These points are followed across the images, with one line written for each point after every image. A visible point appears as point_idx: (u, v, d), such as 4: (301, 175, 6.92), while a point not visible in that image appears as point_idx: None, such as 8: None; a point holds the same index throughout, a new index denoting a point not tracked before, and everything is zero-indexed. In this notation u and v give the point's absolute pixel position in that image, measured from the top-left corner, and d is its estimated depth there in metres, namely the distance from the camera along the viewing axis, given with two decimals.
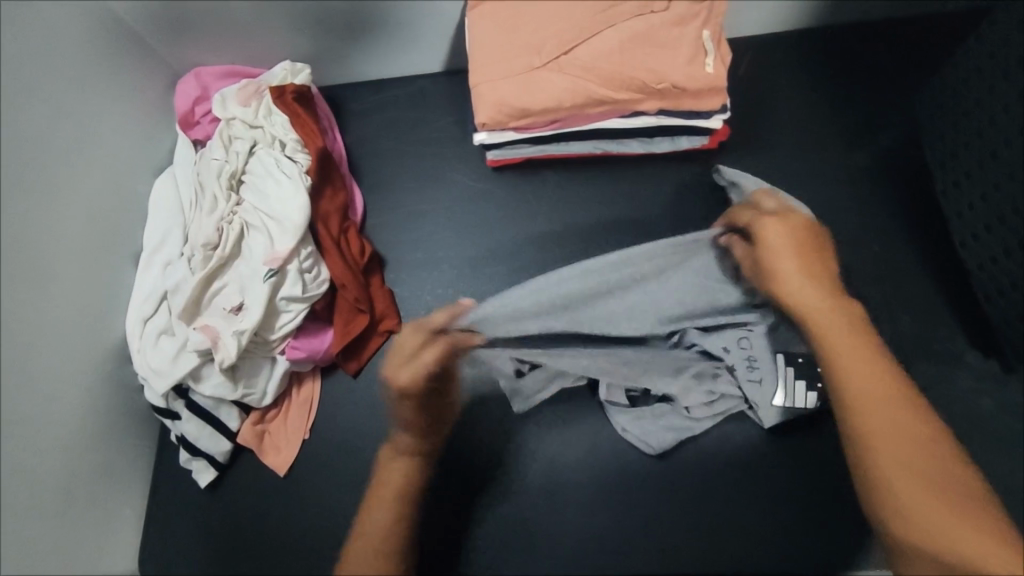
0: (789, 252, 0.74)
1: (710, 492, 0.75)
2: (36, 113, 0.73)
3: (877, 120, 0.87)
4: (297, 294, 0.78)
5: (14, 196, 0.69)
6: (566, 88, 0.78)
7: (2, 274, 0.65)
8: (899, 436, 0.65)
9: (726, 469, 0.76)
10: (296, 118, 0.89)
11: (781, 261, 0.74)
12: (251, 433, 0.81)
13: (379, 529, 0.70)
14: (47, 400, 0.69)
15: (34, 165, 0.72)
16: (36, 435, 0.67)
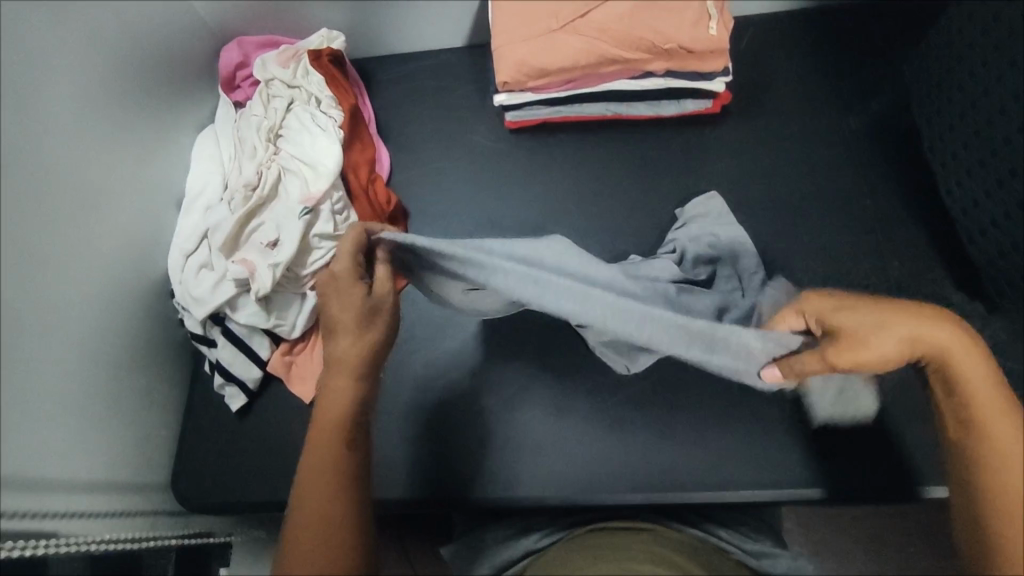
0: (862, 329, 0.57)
1: (705, 421, 0.83)
2: (96, 63, 0.81)
3: (871, 87, 0.93)
4: (329, 232, 0.86)
5: (71, 132, 0.76)
6: (580, 49, 0.86)
7: (55, 198, 0.72)
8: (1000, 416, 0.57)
9: (721, 401, 0.84)
10: (331, 79, 0.97)
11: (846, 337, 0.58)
12: (279, 363, 0.87)
13: (327, 468, 0.58)
14: (90, 318, 0.76)
15: (88, 107, 0.79)
16: (77, 347, 0.73)
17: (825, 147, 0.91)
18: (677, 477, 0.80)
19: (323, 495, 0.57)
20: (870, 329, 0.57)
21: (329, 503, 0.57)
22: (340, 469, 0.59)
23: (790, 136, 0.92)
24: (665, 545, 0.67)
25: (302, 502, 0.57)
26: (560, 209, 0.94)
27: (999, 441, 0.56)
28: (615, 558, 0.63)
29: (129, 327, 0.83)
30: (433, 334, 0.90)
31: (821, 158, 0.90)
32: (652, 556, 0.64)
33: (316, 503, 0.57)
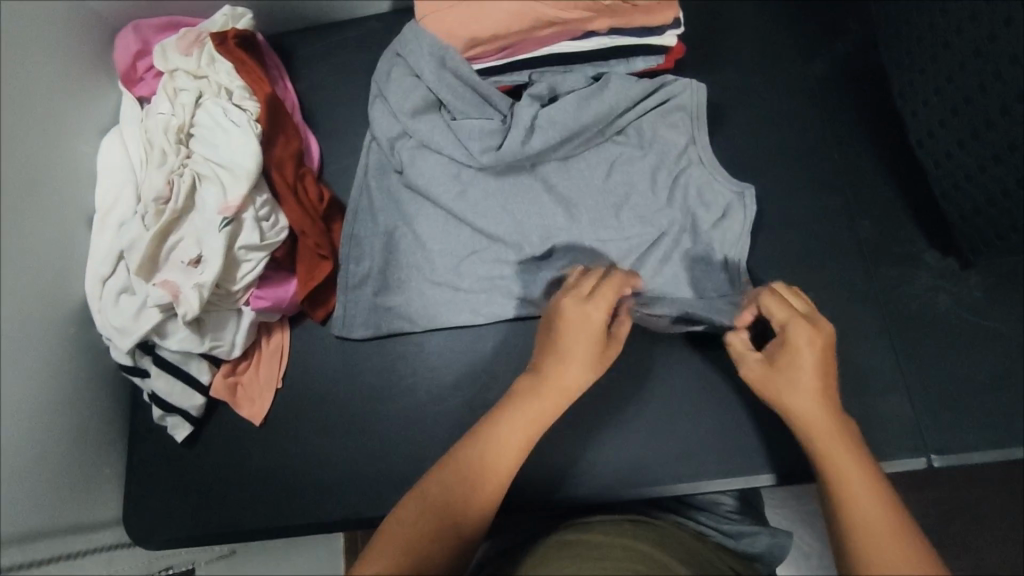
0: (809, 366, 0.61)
1: (679, 407, 0.76)
2: None
3: (833, 28, 0.87)
4: (256, 242, 0.78)
5: None
6: (514, 12, 0.79)
7: None
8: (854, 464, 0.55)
9: (693, 383, 0.77)
10: (241, 65, 0.87)
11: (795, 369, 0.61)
12: (223, 385, 0.81)
13: (471, 467, 0.57)
14: (15, 360, 0.69)
15: None
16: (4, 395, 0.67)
17: (788, 99, 0.83)
18: (655, 470, 0.74)
19: (459, 479, 0.57)
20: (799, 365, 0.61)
21: (444, 501, 0.55)
22: (473, 481, 0.57)
23: (751, 86, 0.84)
24: (637, 540, 0.58)
25: (443, 469, 0.57)
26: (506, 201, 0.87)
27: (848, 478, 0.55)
28: (597, 562, 0.52)
29: (53, 361, 0.76)
30: (376, 342, 0.83)
31: (786, 110, 0.83)
32: (630, 554, 0.54)
33: (437, 488, 0.56)
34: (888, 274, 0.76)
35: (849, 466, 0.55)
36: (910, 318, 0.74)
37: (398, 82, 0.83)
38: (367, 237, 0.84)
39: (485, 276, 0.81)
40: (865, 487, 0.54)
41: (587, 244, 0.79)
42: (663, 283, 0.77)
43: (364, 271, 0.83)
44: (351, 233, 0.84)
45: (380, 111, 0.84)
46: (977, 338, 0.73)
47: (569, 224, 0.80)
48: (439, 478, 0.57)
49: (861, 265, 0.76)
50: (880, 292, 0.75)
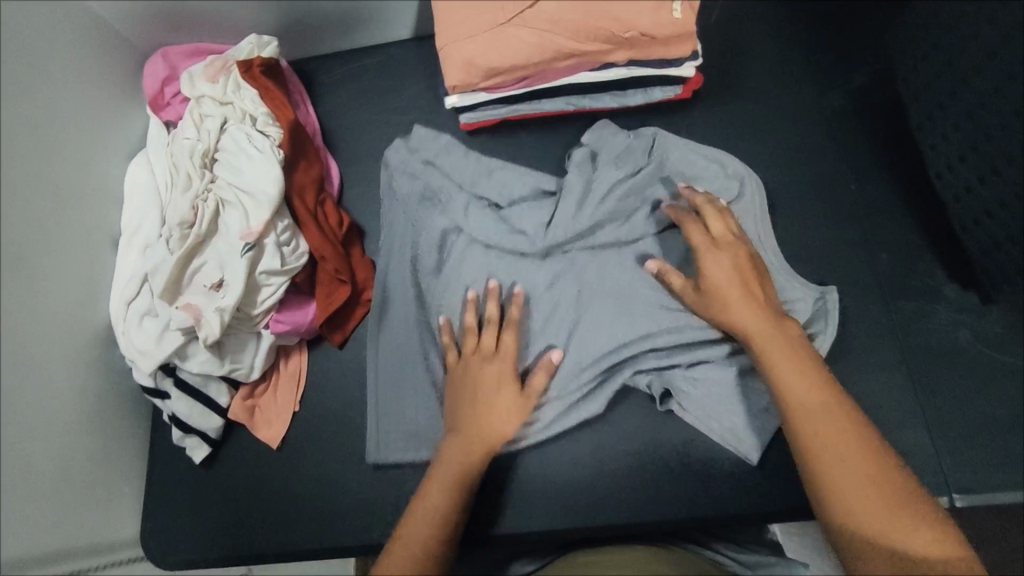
0: (733, 285, 0.69)
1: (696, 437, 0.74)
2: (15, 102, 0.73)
3: (851, 59, 0.87)
4: (276, 267, 0.79)
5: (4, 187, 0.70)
6: (534, 44, 0.77)
7: None
8: (796, 373, 0.62)
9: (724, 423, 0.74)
10: (266, 92, 0.89)
11: (724, 292, 0.69)
12: (241, 409, 0.82)
13: (436, 507, 0.63)
14: (41, 386, 0.71)
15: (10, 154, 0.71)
16: (31, 420, 0.68)
17: (805, 130, 0.84)
18: (669, 503, 0.73)
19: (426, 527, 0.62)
20: (727, 296, 0.69)
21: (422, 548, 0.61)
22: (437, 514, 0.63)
23: (768, 117, 0.85)
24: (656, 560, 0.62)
25: (407, 528, 0.62)
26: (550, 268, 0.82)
27: (788, 387, 0.61)
28: None
29: (74, 380, 0.77)
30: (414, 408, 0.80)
31: (802, 142, 0.83)
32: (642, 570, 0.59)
33: (417, 539, 0.61)
34: (908, 308, 0.75)
35: (815, 409, 0.59)
36: (930, 353, 0.74)
37: (444, 149, 0.87)
38: (400, 293, 0.82)
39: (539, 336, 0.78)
40: (803, 392, 0.60)
41: (631, 318, 0.77)
42: (705, 352, 0.75)
43: (397, 328, 0.82)
44: (385, 291, 0.83)
45: (421, 165, 0.86)
46: (998, 375, 0.73)
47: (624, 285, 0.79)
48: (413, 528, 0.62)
49: (878, 298, 0.76)
50: (900, 325, 0.75)
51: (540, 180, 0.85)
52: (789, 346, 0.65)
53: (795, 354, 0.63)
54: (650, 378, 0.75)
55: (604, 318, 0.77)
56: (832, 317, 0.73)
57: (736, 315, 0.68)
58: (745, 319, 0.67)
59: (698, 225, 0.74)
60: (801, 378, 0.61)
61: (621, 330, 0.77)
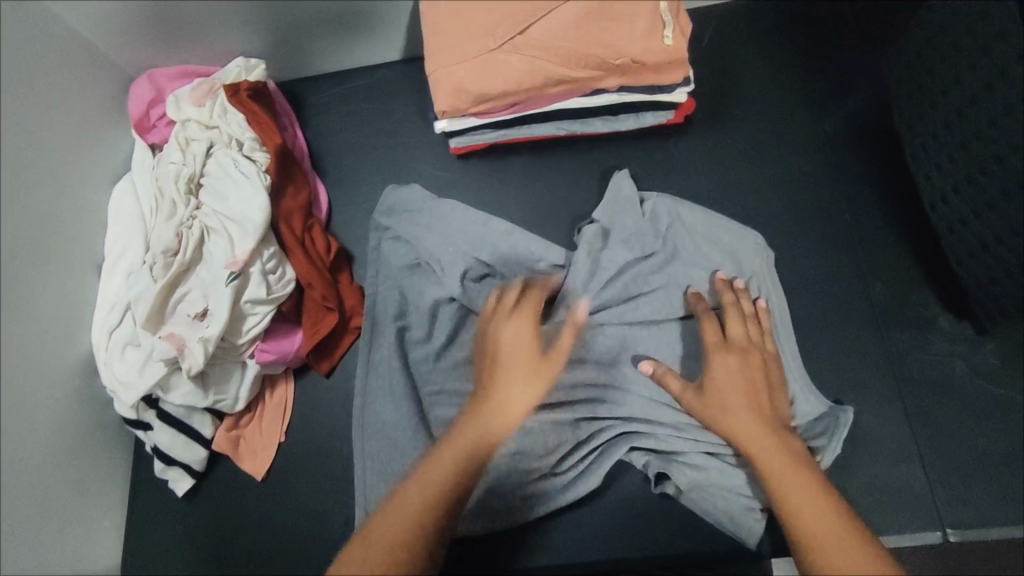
0: (736, 388, 0.67)
1: None
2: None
3: (845, 84, 0.87)
4: (262, 296, 0.78)
5: None
6: (523, 70, 0.76)
7: None
8: (794, 480, 0.59)
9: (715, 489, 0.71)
10: (253, 116, 0.87)
11: (725, 395, 0.67)
12: (226, 440, 0.81)
13: (428, 489, 0.57)
14: (20, 421, 0.69)
15: None
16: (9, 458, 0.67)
17: (796, 156, 0.84)
18: (661, 534, 0.72)
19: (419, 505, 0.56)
20: (727, 400, 0.67)
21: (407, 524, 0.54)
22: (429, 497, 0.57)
23: (758, 143, 0.85)
24: None
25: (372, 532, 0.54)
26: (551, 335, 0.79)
27: (788, 497, 0.58)
28: None
29: (53, 412, 0.75)
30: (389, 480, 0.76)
31: (791, 169, 0.84)
32: None
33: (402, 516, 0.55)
34: (902, 339, 0.75)
35: (820, 520, 0.54)
36: (923, 385, 0.73)
37: (449, 211, 0.86)
38: (388, 353, 0.81)
39: (544, 419, 0.73)
40: (805, 502, 0.56)
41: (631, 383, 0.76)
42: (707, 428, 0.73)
43: (383, 390, 0.80)
44: (375, 351, 0.82)
45: (423, 224, 0.86)
46: (993, 408, 0.72)
47: (629, 365, 0.76)
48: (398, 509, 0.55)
49: (871, 329, 0.75)
50: (894, 356, 0.75)
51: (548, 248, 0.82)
52: (790, 456, 0.62)
53: (802, 471, 0.60)
54: (647, 458, 0.73)
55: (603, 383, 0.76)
56: (839, 434, 0.70)
57: (735, 422, 0.65)
58: (742, 428, 0.65)
59: (708, 319, 0.72)
60: (806, 487, 0.58)
61: (619, 397, 0.75)
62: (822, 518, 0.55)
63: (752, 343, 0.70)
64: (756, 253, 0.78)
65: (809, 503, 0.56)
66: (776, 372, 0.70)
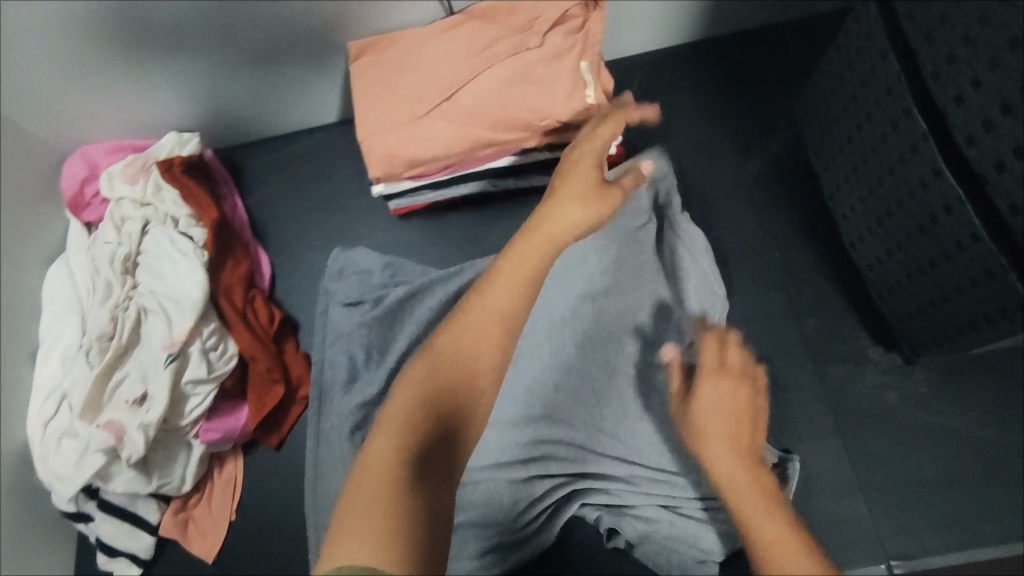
0: (723, 408, 0.58)
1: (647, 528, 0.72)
2: None
3: (766, 126, 0.90)
4: (203, 376, 0.77)
5: None
6: (452, 135, 0.77)
7: None
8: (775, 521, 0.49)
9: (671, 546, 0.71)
10: (187, 190, 0.86)
11: (710, 416, 0.57)
12: (173, 523, 0.79)
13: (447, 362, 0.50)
14: None
15: None
16: None
17: (725, 199, 0.87)
18: None
19: (449, 372, 0.50)
20: (717, 411, 0.58)
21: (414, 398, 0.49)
22: (452, 375, 0.50)
23: (689, 189, 0.88)
24: None
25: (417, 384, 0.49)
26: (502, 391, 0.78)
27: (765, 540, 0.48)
28: None
29: None
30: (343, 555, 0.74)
31: (723, 212, 0.86)
32: None
33: (404, 399, 0.49)
34: (836, 372, 0.77)
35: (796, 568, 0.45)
36: (858, 417, 0.76)
37: (399, 270, 0.86)
38: (330, 426, 0.78)
39: (496, 476, 0.73)
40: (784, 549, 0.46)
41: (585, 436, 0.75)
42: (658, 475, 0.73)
43: (328, 465, 0.77)
44: (321, 424, 0.79)
45: (371, 285, 0.84)
46: (925, 437, 0.74)
47: (579, 419, 0.75)
48: (410, 382, 0.50)
49: (810, 365, 0.77)
50: (830, 390, 0.77)
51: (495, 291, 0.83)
52: (772, 491, 0.52)
53: (777, 507, 0.50)
54: (598, 513, 0.73)
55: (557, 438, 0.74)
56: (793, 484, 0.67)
57: (713, 448, 0.55)
58: (718, 452, 0.55)
59: (707, 351, 0.62)
60: (783, 521, 0.49)
61: (571, 452, 0.74)
62: (800, 570, 0.45)
63: (751, 371, 0.61)
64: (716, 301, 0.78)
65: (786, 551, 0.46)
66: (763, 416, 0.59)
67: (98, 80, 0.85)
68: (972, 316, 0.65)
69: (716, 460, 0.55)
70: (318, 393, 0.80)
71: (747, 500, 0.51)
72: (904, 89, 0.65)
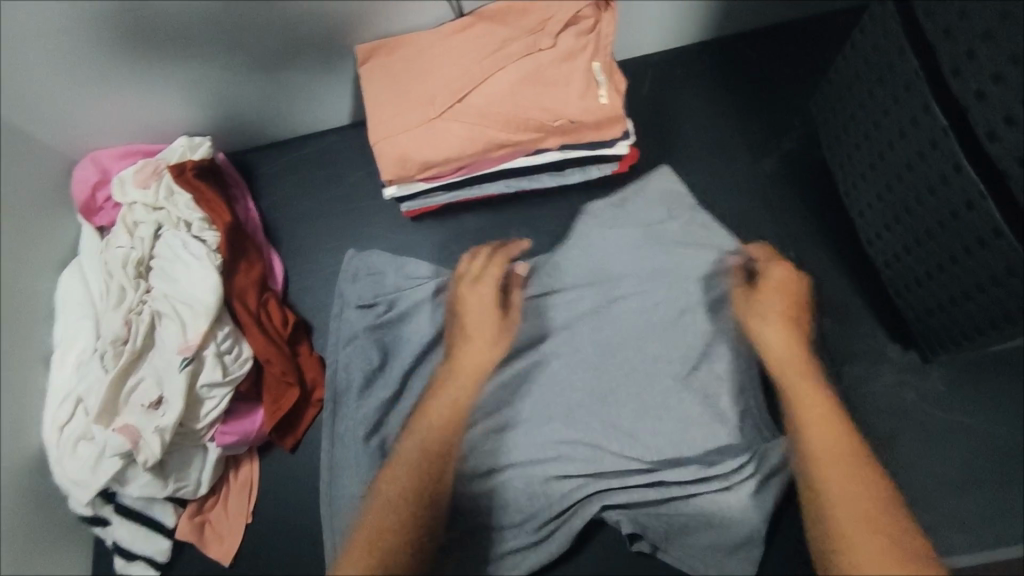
0: (782, 304, 0.74)
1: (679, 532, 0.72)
2: None
3: (778, 125, 0.90)
4: (218, 379, 0.77)
5: None
6: (465, 137, 0.77)
7: None
8: (819, 412, 0.65)
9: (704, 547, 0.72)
10: (199, 194, 0.87)
11: (769, 310, 0.73)
12: (190, 526, 0.78)
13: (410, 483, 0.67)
14: None
15: None
16: None
17: (738, 199, 0.87)
18: None
19: (389, 530, 0.62)
20: (769, 310, 0.73)
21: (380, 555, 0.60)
22: (407, 528, 0.64)
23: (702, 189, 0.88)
24: None
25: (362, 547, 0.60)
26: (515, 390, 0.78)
27: (799, 404, 0.66)
28: None
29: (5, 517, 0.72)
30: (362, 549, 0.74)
31: (736, 211, 0.86)
32: None
33: (389, 518, 0.63)
34: (854, 370, 0.78)
35: (825, 439, 0.62)
36: (877, 415, 0.75)
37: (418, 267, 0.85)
38: (348, 427, 0.78)
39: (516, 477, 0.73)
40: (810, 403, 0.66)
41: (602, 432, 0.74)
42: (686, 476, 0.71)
43: (345, 466, 0.77)
44: (338, 425, 0.79)
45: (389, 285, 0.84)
46: (944, 434, 0.74)
47: (594, 418, 0.74)
48: (378, 511, 0.64)
49: (828, 365, 0.78)
50: (848, 388, 0.77)
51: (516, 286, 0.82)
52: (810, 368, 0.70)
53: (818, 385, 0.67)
54: (620, 516, 0.73)
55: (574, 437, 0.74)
56: None
57: (766, 332, 0.73)
58: (774, 337, 0.72)
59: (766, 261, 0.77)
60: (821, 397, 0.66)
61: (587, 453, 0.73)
62: (831, 435, 0.62)
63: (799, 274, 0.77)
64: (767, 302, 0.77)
65: (822, 411, 0.64)
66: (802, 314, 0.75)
67: (111, 88, 0.84)
68: (995, 313, 0.65)
69: (766, 343, 0.72)
70: (331, 396, 0.80)
71: (789, 380, 0.68)
72: (922, 85, 0.65)
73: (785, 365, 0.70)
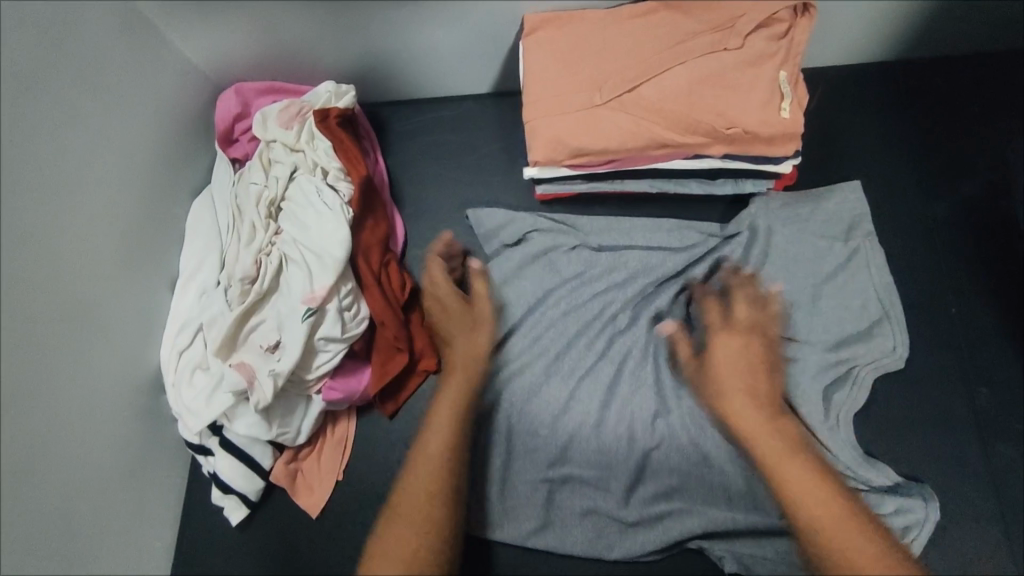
0: (734, 367, 0.68)
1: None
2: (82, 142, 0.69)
3: (959, 168, 0.82)
4: (337, 335, 0.76)
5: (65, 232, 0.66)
6: (628, 131, 0.73)
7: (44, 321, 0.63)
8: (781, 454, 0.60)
9: None
10: (339, 143, 0.85)
11: (720, 376, 0.67)
12: (284, 472, 0.80)
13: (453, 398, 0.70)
14: (83, 441, 0.68)
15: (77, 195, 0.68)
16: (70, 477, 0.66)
17: (902, 242, 0.80)
18: None
19: (440, 453, 0.66)
20: (712, 372, 0.68)
21: (440, 484, 0.64)
22: (457, 444, 0.67)
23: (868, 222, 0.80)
24: None
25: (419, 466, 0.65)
26: (634, 401, 0.75)
27: (772, 458, 0.60)
28: None
29: (119, 434, 0.74)
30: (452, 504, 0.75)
31: (897, 252, 0.79)
32: None
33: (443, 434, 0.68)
34: (1007, 453, 0.72)
35: (794, 470, 0.58)
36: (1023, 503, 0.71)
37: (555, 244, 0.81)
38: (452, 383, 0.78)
39: (617, 475, 0.74)
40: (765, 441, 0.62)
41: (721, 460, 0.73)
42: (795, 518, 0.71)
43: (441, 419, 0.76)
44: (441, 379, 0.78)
45: (527, 258, 0.81)
46: None
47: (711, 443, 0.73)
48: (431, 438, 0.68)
49: (975, 444, 0.72)
50: (997, 470, 0.72)
51: (651, 287, 0.79)
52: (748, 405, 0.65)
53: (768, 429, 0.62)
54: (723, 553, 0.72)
55: (679, 452, 0.74)
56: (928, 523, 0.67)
57: (723, 387, 0.66)
58: (720, 385, 0.67)
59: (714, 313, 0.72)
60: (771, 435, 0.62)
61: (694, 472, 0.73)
62: (807, 482, 0.57)
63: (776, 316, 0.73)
64: (885, 358, 0.74)
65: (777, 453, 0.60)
66: (777, 354, 0.70)
67: (271, 24, 0.82)
68: None
69: (719, 398, 0.66)
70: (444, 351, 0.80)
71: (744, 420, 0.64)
72: None
73: (747, 422, 0.64)
